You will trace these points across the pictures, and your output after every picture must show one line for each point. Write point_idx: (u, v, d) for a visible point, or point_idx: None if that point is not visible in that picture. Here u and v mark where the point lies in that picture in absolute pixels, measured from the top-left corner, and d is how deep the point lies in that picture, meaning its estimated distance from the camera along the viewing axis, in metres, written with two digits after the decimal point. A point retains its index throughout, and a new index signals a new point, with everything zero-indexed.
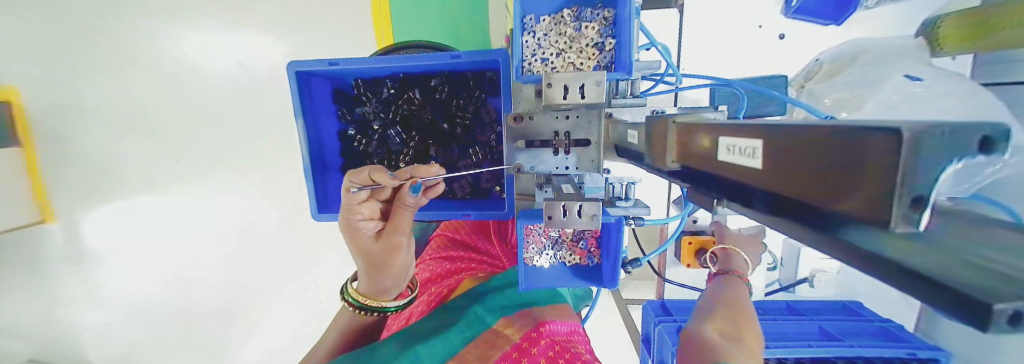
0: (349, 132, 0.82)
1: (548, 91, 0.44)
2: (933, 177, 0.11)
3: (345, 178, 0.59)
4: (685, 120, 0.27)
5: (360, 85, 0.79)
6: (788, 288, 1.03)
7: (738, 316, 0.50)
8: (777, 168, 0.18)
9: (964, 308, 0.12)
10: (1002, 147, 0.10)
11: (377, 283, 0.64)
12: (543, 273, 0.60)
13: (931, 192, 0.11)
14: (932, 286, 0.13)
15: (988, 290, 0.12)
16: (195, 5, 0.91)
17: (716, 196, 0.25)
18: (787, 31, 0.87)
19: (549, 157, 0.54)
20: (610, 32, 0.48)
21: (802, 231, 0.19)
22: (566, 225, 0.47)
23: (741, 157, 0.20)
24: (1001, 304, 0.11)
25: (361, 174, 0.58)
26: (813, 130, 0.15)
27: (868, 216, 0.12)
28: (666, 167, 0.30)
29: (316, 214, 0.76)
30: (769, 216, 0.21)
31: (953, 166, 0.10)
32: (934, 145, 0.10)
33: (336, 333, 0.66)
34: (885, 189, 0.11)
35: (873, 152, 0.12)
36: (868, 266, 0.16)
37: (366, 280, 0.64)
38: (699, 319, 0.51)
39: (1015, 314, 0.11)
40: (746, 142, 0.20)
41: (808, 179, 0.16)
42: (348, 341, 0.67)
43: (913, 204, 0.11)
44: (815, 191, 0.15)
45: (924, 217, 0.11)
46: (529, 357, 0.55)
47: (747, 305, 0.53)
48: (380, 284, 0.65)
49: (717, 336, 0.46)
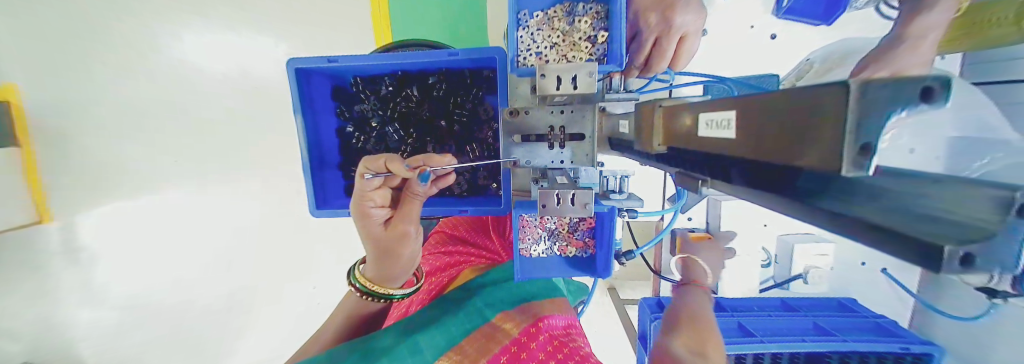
0: (348, 129, 0.83)
1: (541, 82, 0.44)
2: (879, 126, 0.11)
3: (360, 164, 0.58)
4: (671, 103, 0.29)
5: (359, 83, 0.81)
6: (782, 286, 1.03)
7: (700, 331, 0.60)
8: (748, 135, 0.19)
9: (919, 252, 0.13)
10: (941, 97, 0.10)
11: (387, 270, 0.65)
12: (542, 263, 0.61)
13: (878, 141, 0.12)
14: (894, 238, 0.14)
15: (943, 234, 0.13)
16: (200, 9, 0.98)
17: (701, 177, 0.26)
18: (779, 32, 0.89)
19: (544, 152, 0.54)
20: (603, 25, 0.49)
21: (775, 202, 0.21)
22: (560, 213, 0.49)
23: (718, 130, 0.22)
24: (955, 247, 0.12)
25: (376, 161, 0.57)
26: (782, 97, 0.16)
27: (828, 167, 0.13)
28: (653, 151, 0.31)
29: (315, 210, 0.76)
30: (745, 190, 0.23)
31: (898, 115, 0.11)
32: (886, 95, 0.11)
33: (341, 322, 0.67)
34: (838, 138, 0.13)
35: (827, 108, 0.13)
36: (835, 225, 0.17)
37: (374, 267, 0.65)
38: (667, 336, 0.61)
39: (968, 256, 0.12)
40: (722, 115, 0.21)
41: (772, 142, 0.17)
42: (350, 327, 0.68)
43: (863, 151, 0.12)
44: (779, 152, 0.17)
45: (872, 165, 0.12)
46: (528, 352, 0.56)
47: (707, 312, 0.66)
48: (386, 272, 0.66)
49: (684, 350, 0.56)
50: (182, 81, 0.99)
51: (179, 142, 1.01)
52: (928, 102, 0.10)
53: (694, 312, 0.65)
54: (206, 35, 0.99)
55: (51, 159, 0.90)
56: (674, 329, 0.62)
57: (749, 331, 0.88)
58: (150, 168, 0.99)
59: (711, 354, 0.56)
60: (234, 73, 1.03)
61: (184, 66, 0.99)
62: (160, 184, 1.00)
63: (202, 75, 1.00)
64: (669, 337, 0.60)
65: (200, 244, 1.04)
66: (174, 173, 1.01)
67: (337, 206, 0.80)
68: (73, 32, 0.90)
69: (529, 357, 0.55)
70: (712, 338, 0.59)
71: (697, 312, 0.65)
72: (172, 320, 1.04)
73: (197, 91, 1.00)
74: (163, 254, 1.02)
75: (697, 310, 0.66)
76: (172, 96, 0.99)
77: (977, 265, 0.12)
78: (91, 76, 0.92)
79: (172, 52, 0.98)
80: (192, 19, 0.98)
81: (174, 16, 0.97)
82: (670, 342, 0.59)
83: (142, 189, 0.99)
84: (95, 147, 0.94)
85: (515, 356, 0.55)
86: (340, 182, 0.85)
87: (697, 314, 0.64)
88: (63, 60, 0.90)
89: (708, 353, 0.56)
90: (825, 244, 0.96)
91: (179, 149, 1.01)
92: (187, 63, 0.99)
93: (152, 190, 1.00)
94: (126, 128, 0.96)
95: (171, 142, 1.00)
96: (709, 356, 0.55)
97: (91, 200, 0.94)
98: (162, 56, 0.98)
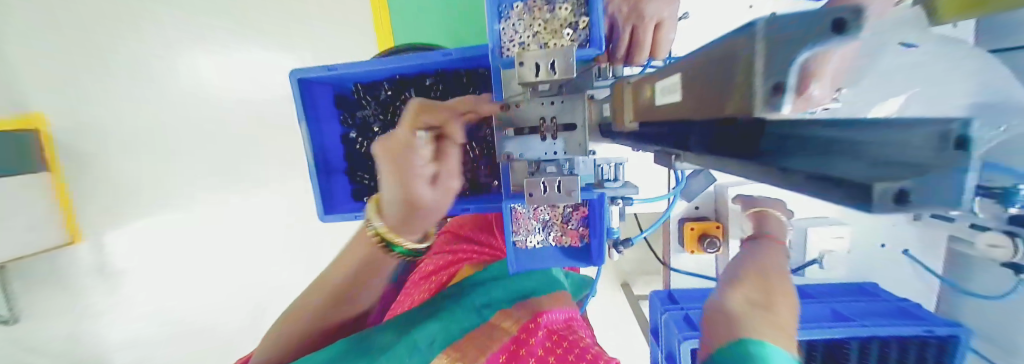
0: (351, 135, 0.86)
1: (521, 70, 0.45)
2: (787, 66, 0.11)
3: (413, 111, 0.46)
4: (636, 80, 0.29)
5: (360, 90, 0.83)
6: (799, 272, 0.97)
7: (767, 286, 0.54)
8: (691, 97, 0.19)
9: (854, 198, 0.13)
10: (854, 26, 0.10)
11: (412, 225, 0.51)
12: (537, 254, 0.62)
13: (789, 79, 0.12)
14: (838, 186, 0.14)
15: (883, 173, 0.12)
16: (210, 31, 1.05)
17: (675, 151, 0.26)
18: (779, 11, 0.87)
19: (537, 143, 0.53)
20: (584, 11, 0.50)
21: (734, 165, 0.21)
22: (547, 200, 0.49)
23: (669, 94, 0.22)
24: (885, 185, 0.11)
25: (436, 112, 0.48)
26: (719, 49, 0.16)
27: (745, 112, 0.14)
28: (626, 129, 0.32)
29: (322, 216, 0.78)
30: (705, 157, 0.23)
31: (808, 53, 0.11)
32: (793, 37, 0.11)
33: (311, 316, 0.60)
34: (755, 80, 0.13)
35: (743, 58, 0.14)
36: (788, 182, 0.17)
37: (397, 222, 0.50)
38: (726, 286, 0.56)
39: (902, 194, 0.11)
40: (671, 79, 0.22)
41: (705, 96, 0.18)
42: (333, 306, 0.62)
43: (775, 91, 0.12)
44: (711, 106, 0.17)
45: (785, 102, 0.12)
46: (527, 348, 0.57)
47: (778, 260, 0.61)
48: (410, 230, 0.52)
49: (744, 305, 0.50)
50: (197, 100, 1.07)
51: (195, 157, 1.08)
52: (841, 33, 0.10)
53: (765, 263, 0.59)
54: (216, 55, 1.06)
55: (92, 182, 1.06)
56: (738, 277, 0.57)
57: None
58: (175, 183, 1.09)
59: (777, 311, 0.50)
60: (241, 88, 1.08)
61: (196, 85, 1.06)
62: (182, 198, 1.09)
63: (213, 92, 1.07)
64: (726, 290, 0.55)
65: (221, 252, 1.12)
66: (194, 186, 1.09)
67: (343, 211, 0.82)
68: (105, 69, 1.03)
69: (529, 353, 0.56)
70: (778, 292, 0.54)
71: (769, 261, 0.60)
72: (201, 323, 1.13)
73: (208, 109, 1.07)
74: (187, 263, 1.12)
75: (769, 261, 0.60)
76: (187, 115, 1.07)
77: (910, 203, 0.12)
78: (133, 101, 1.05)
79: (185, 73, 1.06)
80: (203, 40, 1.05)
81: (186, 39, 1.05)
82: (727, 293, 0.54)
83: (170, 202, 1.09)
84: (133, 167, 1.07)
85: (514, 353, 0.57)
86: (348, 189, 0.88)
87: (768, 264, 0.59)
88: (113, 86, 1.04)
89: (774, 308, 0.50)
90: (843, 226, 0.92)
91: (195, 163, 1.08)
92: (198, 82, 1.06)
93: (178, 203, 1.09)
94: (152, 148, 1.07)
95: (189, 158, 1.08)
96: (776, 313, 0.50)
97: (135, 214, 1.08)
98: (177, 78, 1.06)
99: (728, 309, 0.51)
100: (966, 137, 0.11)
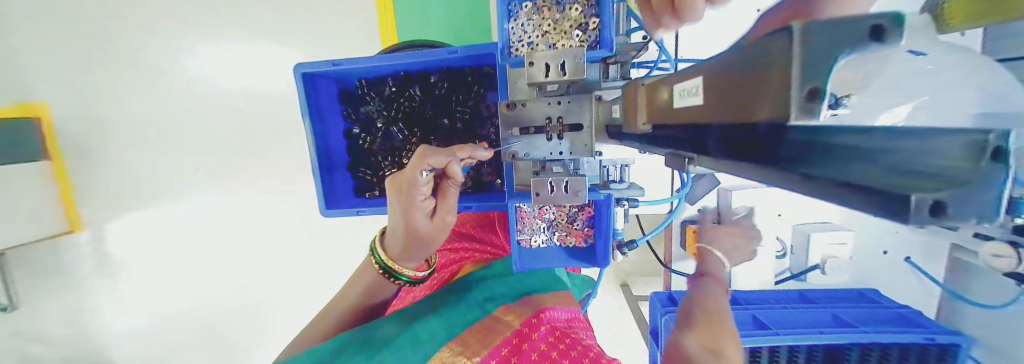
0: (354, 130, 0.84)
1: (530, 70, 0.45)
2: (830, 68, 0.11)
3: (417, 157, 0.52)
4: (652, 81, 0.30)
5: (364, 85, 0.82)
6: (799, 277, 0.98)
7: (714, 327, 0.57)
8: (720, 101, 0.19)
9: (890, 212, 0.12)
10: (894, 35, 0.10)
11: (408, 251, 0.62)
12: (542, 254, 0.62)
13: (826, 83, 0.12)
14: (871, 194, 0.13)
15: (923, 179, 0.12)
16: (214, 25, 1.05)
17: (690, 155, 0.26)
18: None
19: (543, 144, 0.52)
20: (594, 12, 0.49)
21: (754, 171, 0.20)
22: (553, 201, 0.49)
23: (693, 97, 0.23)
24: (922, 195, 0.11)
25: (440, 157, 0.53)
26: (750, 50, 0.16)
27: (777, 116, 0.14)
28: (639, 131, 0.32)
29: (325, 211, 0.79)
30: (724, 161, 0.23)
31: (845, 59, 0.11)
32: (832, 39, 0.11)
33: (333, 325, 0.66)
34: (788, 85, 0.13)
35: (779, 59, 0.13)
36: (813, 190, 0.17)
37: (397, 245, 0.62)
38: (683, 328, 0.59)
39: (938, 205, 0.11)
40: (694, 83, 0.22)
41: (735, 99, 0.18)
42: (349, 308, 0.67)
43: (810, 97, 0.12)
44: (741, 111, 0.17)
45: (821, 107, 0.12)
46: (529, 343, 0.56)
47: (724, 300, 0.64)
48: (410, 253, 0.62)
49: (698, 349, 0.53)
50: (199, 93, 1.07)
51: (197, 151, 1.08)
52: (880, 41, 0.10)
53: (712, 306, 0.62)
54: (219, 47, 1.06)
55: (95, 171, 1.05)
56: (690, 320, 0.60)
57: (763, 324, 0.86)
58: (176, 176, 1.09)
59: (727, 352, 0.53)
60: (243, 81, 1.07)
61: (198, 78, 1.06)
62: (183, 191, 1.09)
63: (214, 85, 1.07)
64: (682, 333, 0.58)
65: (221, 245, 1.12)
66: (194, 179, 1.09)
67: (346, 206, 0.83)
68: (105, 59, 1.03)
69: (529, 349, 0.54)
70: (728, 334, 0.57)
71: (716, 304, 0.62)
72: (201, 316, 1.13)
73: (210, 102, 1.07)
74: (187, 256, 1.11)
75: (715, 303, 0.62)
76: (189, 107, 1.07)
77: (949, 214, 0.11)
78: (135, 93, 1.05)
79: (187, 66, 1.06)
80: (207, 34, 1.05)
81: (190, 32, 1.05)
82: (682, 338, 0.57)
83: (172, 195, 1.09)
84: (133, 158, 1.06)
85: (516, 348, 0.55)
86: (349, 184, 0.87)
87: (714, 306, 0.62)
88: (115, 77, 1.03)
89: (724, 350, 0.53)
90: (844, 232, 0.91)
91: (197, 156, 1.08)
92: (200, 75, 1.06)
93: (179, 195, 1.09)
94: (155, 140, 1.07)
95: (191, 150, 1.08)
96: (726, 354, 0.53)
97: (136, 206, 1.08)
98: (179, 71, 1.06)
99: (680, 352, 0.54)
100: (1005, 147, 0.11)
